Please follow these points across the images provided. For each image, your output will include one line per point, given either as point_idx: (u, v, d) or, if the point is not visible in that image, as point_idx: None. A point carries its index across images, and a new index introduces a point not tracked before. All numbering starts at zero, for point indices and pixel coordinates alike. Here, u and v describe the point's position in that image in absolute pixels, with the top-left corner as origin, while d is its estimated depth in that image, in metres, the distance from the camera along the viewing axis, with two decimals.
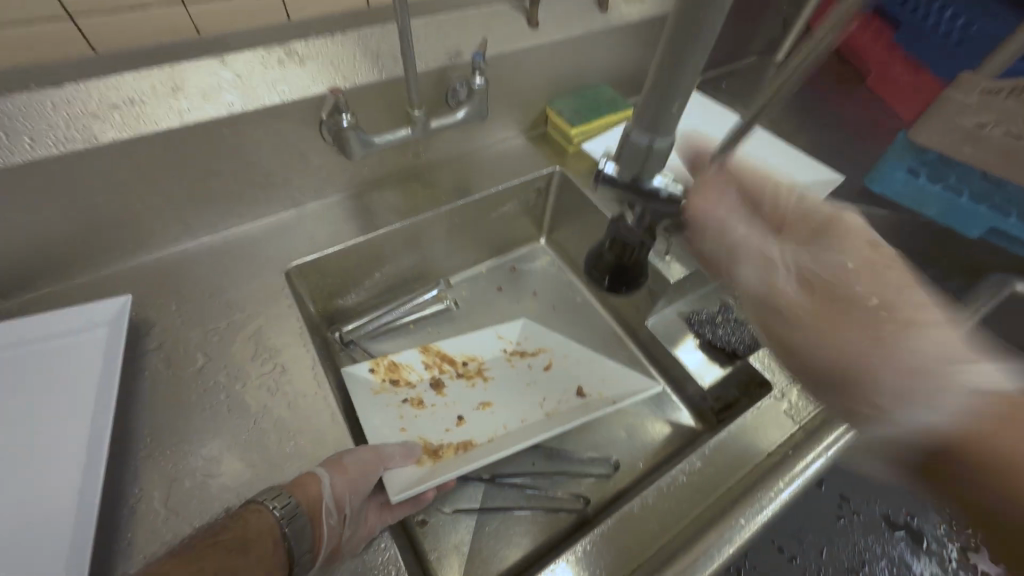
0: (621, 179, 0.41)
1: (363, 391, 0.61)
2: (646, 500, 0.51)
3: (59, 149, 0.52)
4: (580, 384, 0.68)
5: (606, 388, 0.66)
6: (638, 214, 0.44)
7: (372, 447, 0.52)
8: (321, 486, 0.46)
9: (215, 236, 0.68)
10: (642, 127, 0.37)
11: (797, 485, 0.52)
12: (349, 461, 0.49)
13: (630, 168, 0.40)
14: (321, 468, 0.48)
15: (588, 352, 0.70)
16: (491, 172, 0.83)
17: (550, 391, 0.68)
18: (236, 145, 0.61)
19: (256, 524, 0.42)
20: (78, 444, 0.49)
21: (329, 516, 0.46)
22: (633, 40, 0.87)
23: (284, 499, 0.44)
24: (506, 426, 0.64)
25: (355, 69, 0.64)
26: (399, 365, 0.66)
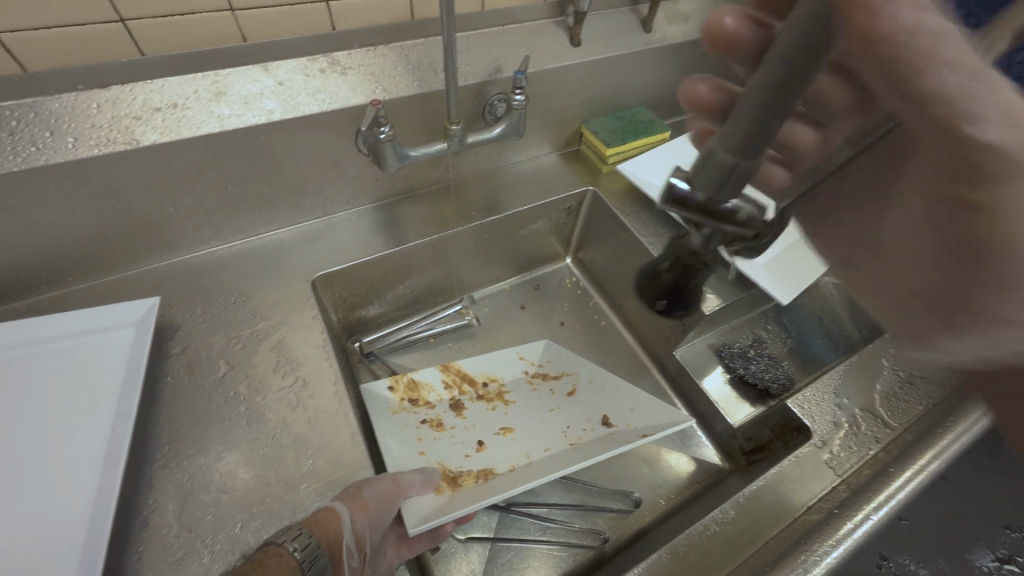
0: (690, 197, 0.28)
1: (381, 408, 0.59)
2: (675, 549, 0.49)
3: (101, 150, 0.52)
4: (605, 413, 0.64)
5: (634, 421, 0.62)
6: (703, 241, 0.32)
7: (390, 476, 0.50)
8: (340, 524, 0.45)
9: (244, 241, 0.68)
10: (732, 140, 0.26)
11: (845, 548, 0.46)
12: (369, 495, 0.47)
13: (704, 183, 0.28)
14: (341, 503, 0.46)
15: (616, 383, 0.67)
16: (522, 189, 0.81)
17: (573, 419, 0.65)
18: (272, 152, 0.61)
19: (274, 567, 0.40)
20: (96, 448, 0.48)
21: (349, 556, 0.45)
22: (674, 62, 0.85)
23: (305, 540, 0.42)
24: (527, 454, 0.61)
25: (394, 81, 0.63)
26: (419, 384, 0.64)
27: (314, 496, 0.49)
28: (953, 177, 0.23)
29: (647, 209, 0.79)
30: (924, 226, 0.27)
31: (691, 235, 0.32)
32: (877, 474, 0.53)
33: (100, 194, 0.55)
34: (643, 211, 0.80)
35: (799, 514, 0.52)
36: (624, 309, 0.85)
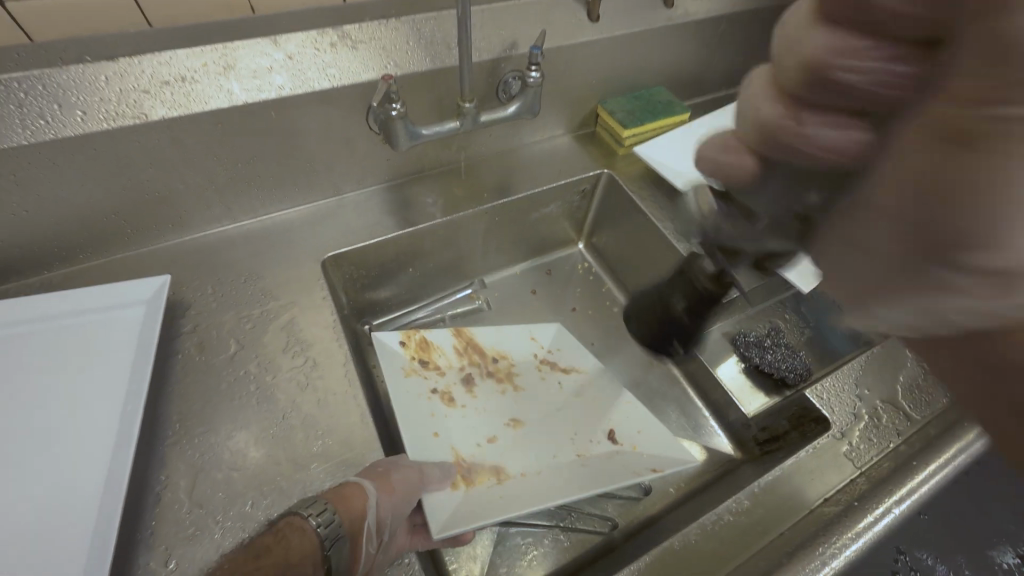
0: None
1: (394, 365, 0.59)
2: (688, 538, 0.48)
3: (110, 124, 0.51)
4: (613, 427, 0.62)
5: (641, 442, 0.59)
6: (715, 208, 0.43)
7: (417, 466, 0.50)
8: (366, 505, 0.45)
9: (253, 220, 0.67)
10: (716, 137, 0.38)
11: (863, 541, 0.46)
12: (396, 479, 0.48)
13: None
14: (369, 482, 0.46)
15: (626, 395, 0.64)
16: (535, 171, 0.79)
17: (580, 424, 0.63)
18: (282, 129, 0.60)
19: (297, 542, 0.41)
20: (109, 424, 0.48)
21: (369, 538, 0.45)
22: (695, 40, 0.82)
23: (329, 517, 0.42)
24: (535, 458, 0.59)
25: (406, 56, 0.61)
26: (430, 344, 0.64)
27: (324, 476, 0.49)
28: (954, 110, 0.23)
29: (663, 193, 0.77)
30: (901, 181, 0.25)
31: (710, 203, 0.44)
32: (898, 466, 0.52)
33: (110, 169, 0.54)
34: (660, 195, 0.78)
35: (815, 506, 0.51)
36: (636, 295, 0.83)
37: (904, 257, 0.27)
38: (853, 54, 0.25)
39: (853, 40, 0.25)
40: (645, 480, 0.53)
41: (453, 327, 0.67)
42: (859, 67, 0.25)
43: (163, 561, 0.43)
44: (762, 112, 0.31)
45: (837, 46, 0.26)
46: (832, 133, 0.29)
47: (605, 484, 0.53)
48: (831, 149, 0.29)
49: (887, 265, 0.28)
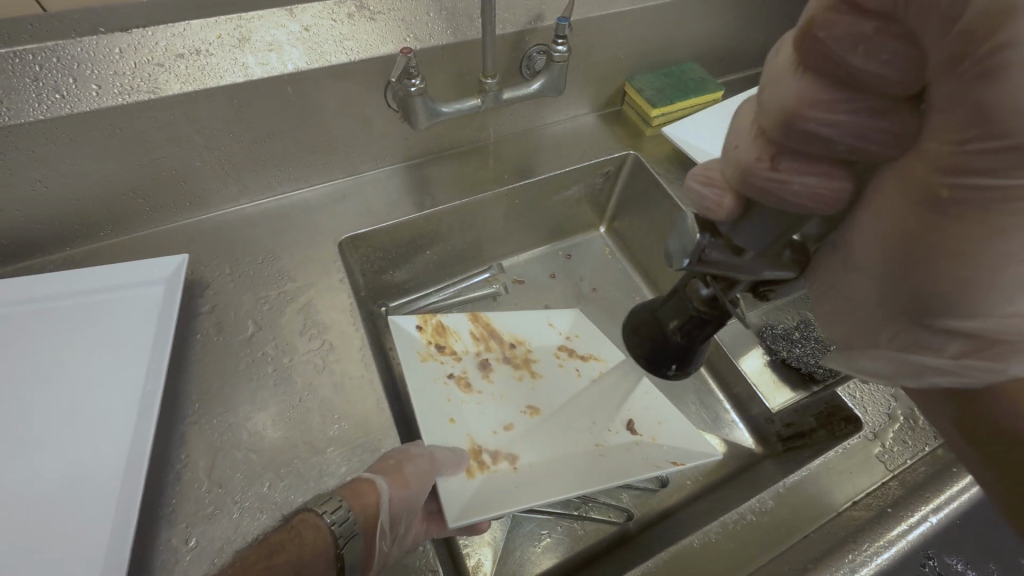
0: (720, 249, 0.30)
1: (411, 349, 0.58)
2: (709, 537, 0.47)
3: (125, 98, 0.50)
4: (631, 418, 0.60)
5: (660, 435, 0.58)
6: (715, 287, 0.35)
7: (429, 453, 0.49)
8: (380, 503, 0.45)
9: (270, 199, 0.66)
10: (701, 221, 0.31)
11: (895, 551, 0.46)
12: (410, 472, 0.47)
13: (741, 239, 0.31)
14: (382, 479, 0.46)
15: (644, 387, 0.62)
16: (557, 152, 0.76)
17: (595, 414, 0.61)
18: (298, 105, 0.58)
19: (311, 539, 0.41)
20: (130, 401, 0.48)
21: (383, 536, 0.45)
22: (732, 10, 0.76)
23: (343, 515, 0.42)
24: (551, 445, 0.58)
25: (427, 29, 0.59)
26: (447, 328, 0.63)
27: (340, 460, 0.49)
28: (938, 167, 0.25)
29: None
30: (886, 241, 0.28)
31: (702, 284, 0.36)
32: (936, 471, 0.51)
33: (127, 146, 0.54)
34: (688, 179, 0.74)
35: (843, 509, 0.49)
36: (659, 283, 0.80)
37: (888, 313, 0.31)
38: (824, 106, 0.24)
39: (830, 90, 0.24)
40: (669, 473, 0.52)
41: (470, 314, 0.66)
42: (835, 116, 0.24)
43: (183, 539, 0.43)
44: (740, 151, 0.28)
45: (815, 91, 0.24)
46: (808, 181, 0.27)
47: (629, 476, 0.52)
48: (803, 196, 0.27)
49: (876, 319, 0.32)
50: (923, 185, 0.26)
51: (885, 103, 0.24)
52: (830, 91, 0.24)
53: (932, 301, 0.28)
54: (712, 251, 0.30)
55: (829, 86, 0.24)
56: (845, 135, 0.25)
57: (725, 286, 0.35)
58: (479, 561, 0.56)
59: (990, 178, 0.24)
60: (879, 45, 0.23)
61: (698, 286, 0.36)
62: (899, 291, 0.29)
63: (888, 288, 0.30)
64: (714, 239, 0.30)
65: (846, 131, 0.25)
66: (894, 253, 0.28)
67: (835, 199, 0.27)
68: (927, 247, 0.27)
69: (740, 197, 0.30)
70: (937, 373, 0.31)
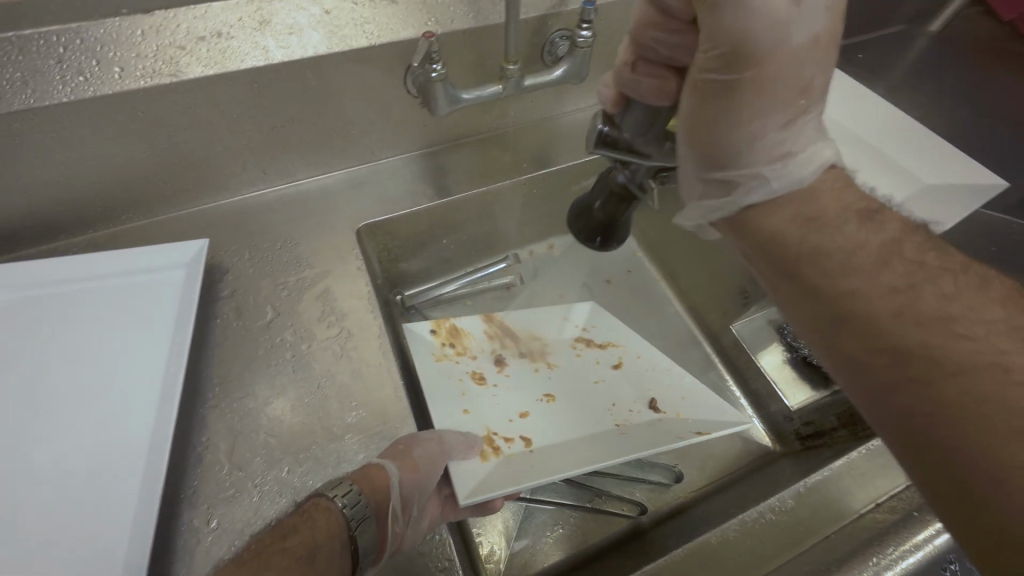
0: (617, 138, 0.44)
1: (424, 351, 0.57)
2: (728, 535, 0.46)
3: (146, 82, 0.50)
4: (653, 397, 0.60)
5: (685, 411, 0.58)
6: (629, 174, 0.47)
7: (437, 435, 0.49)
8: (391, 486, 0.45)
9: (288, 184, 0.66)
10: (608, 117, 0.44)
11: (919, 555, 0.44)
12: (419, 456, 0.47)
13: (627, 129, 0.43)
14: (392, 464, 0.46)
15: (665, 363, 0.62)
16: (576, 141, 0.75)
17: (615, 397, 0.60)
18: (318, 89, 0.57)
19: (322, 523, 0.41)
20: (151, 383, 0.49)
21: (395, 519, 0.45)
22: None
23: (355, 498, 0.43)
24: (572, 427, 0.57)
25: (448, 11, 0.57)
26: (461, 331, 0.62)
27: (358, 447, 0.49)
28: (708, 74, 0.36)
29: None
30: (705, 114, 0.37)
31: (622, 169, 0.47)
32: None
33: (148, 129, 0.53)
34: None
35: (864, 511, 0.48)
36: (677, 275, 0.79)
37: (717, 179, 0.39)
38: (656, 27, 0.39)
39: (661, 16, 0.38)
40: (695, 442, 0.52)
41: (482, 315, 0.65)
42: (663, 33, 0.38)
43: (205, 520, 0.44)
44: (620, 59, 0.42)
45: (653, 17, 0.39)
46: (653, 83, 0.40)
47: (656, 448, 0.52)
48: (653, 92, 0.40)
49: (700, 179, 0.41)
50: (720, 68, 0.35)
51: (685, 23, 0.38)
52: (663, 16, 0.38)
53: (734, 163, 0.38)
54: (612, 138, 0.44)
55: (658, 13, 0.38)
56: (669, 47, 0.39)
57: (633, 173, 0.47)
58: (492, 549, 0.57)
59: (727, 76, 0.35)
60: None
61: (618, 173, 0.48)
62: (712, 153, 0.38)
63: (710, 155, 0.39)
64: (612, 129, 0.44)
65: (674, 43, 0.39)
66: (703, 121, 0.37)
67: (674, 91, 0.40)
68: (714, 107, 0.36)
69: (621, 96, 0.43)
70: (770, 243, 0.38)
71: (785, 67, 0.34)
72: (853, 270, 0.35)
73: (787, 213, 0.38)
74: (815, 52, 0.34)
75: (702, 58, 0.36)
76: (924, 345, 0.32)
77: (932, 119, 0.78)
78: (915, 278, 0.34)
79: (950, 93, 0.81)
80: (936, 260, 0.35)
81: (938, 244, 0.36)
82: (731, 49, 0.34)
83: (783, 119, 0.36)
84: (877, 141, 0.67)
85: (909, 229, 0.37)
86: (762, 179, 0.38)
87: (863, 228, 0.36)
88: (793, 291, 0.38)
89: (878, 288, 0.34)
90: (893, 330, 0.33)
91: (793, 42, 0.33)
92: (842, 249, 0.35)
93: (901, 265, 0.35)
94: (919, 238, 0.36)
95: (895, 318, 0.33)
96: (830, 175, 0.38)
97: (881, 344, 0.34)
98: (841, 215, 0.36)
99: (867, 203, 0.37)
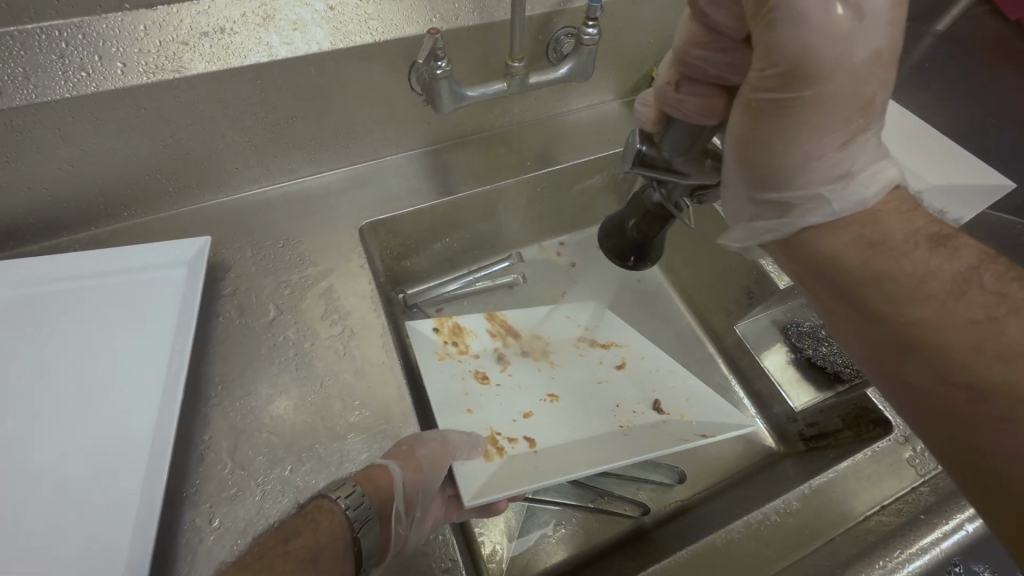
0: (656, 156, 0.43)
1: (427, 349, 0.57)
2: (732, 536, 0.46)
3: (148, 77, 0.49)
4: (657, 398, 0.60)
5: (689, 412, 0.57)
6: (665, 194, 0.46)
7: (441, 434, 0.49)
8: (394, 486, 0.45)
9: (290, 182, 0.66)
10: (644, 135, 0.43)
11: (928, 559, 0.44)
12: (422, 456, 0.47)
13: (667, 147, 0.43)
14: (394, 464, 0.46)
15: (669, 364, 0.62)
16: (581, 140, 0.74)
17: (619, 398, 0.60)
18: (322, 86, 0.57)
19: (325, 524, 0.41)
20: (155, 382, 0.49)
21: (398, 520, 0.45)
22: None
23: (357, 498, 0.43)
24: (574, 428, 0.57)
25: (454, 9, 0.57)
26: (463, 329, 0.62)
27: (361, 447, 0.49)
28: (756, 90, 0.35)
29: None
30: (756, 131, 0.37)
31: (658, 189, 0.46)
32: None
33: (150, 125, 0.53)
34: None
35: (869, 514, 0.48)
36: (681, 275, 0.79)
37: (766, 197, 0.39)
38: (700, 47, 0.38)
39: (706, 34, 0.37)
40: (698, 443, 0.52)
41: (485, 313, 0.65)
42: (708, 52, 0.38)
43: (207, 519, 0.44)
44: (660, 78, 0.41)
45: (697, 36, 0.37)
46: (698, 102, 0.39)
47: (661, 449, 0.52)
48: (698, 112, 0.40)
49: (750, 199, 0.40)
50: (776, 82, 0.34)
51: (732, 43, 0.37)
52: (707, 35, 0.37)
53: (788, 183, 0.37)
54: (650, 158, 0.43)
55: (704, 31, 0.37)
56: (715, 65, 0.38)
57: (669, 192, 0.46)
58: (494, 549, 0.57)
59: (780, 94, 0.34)
60: (725, 5, 0.36)
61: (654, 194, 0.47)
62: (762, 171, 0.38)
63: (761, 174, 0.38)
64: (651, 149, 0.43)
65: (721, 61, 0.38)
66: (753, 138, 0.37)
67: (720, 110, 0.40)
68: (768, 123, 0.36)
69: (662, 114, 0.43)
70: (833, 268, 0.38)
71: (846, 85, 0.33)
72: (922, 298, 0.35)
73: (848, 235, 0.37)
74: (876, 68, 0.33)
75: (756, 76, 0.35)
76: (1008, 382, 0.31)
77: (938, 119, 0.77)
78: (997, 309, 0.33)
79: (957, 93, 0.81)
80: (1021, 290, 0.34)
81: (1023, 275, 0.35)
82: (788, 68, 0.33)
83: (842, 138, 0.36)
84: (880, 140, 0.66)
85: (985, 257, 0.36)
86: (821, 202, 0.37)
87: (931, 251, 0.36)
88: (854, 316, 0.38)
89: (955, 319, 0.34)
90: (971, 362, 0.33)
91: (853, 58, 0.33)
92: (910, 276, 0.35)
93: (980, 295, 0.34)
94: (1000, 267, 0.35)
95: (974, 351, 0.33)
96: (893, 198, 0.38)
97: (952, 373, 0.33)
98: (907, 240, 0.36)
99: (936, 229, 0.37)
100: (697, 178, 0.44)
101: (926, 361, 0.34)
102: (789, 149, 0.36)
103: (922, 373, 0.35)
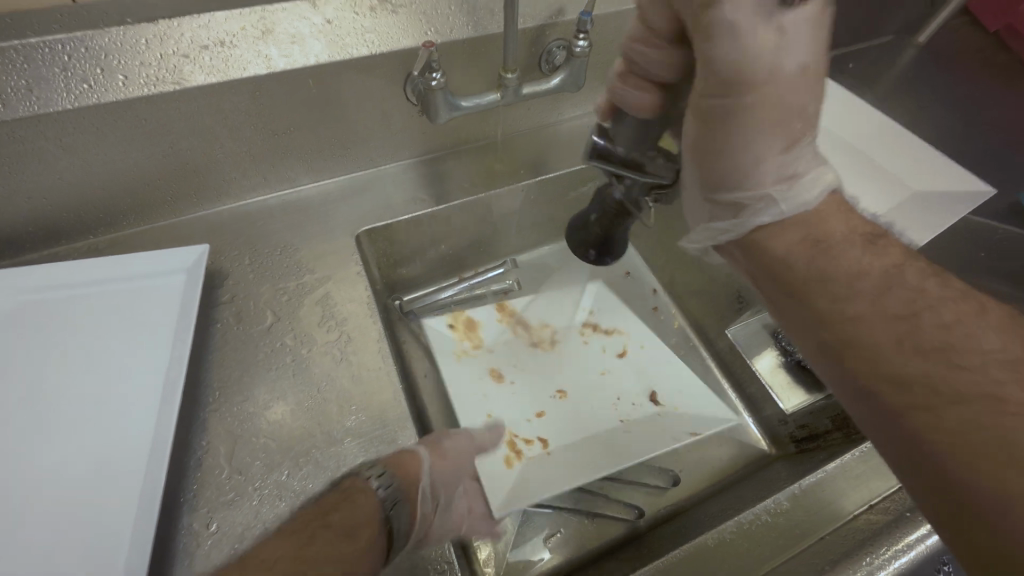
0: (611, 150, 0.45)
1: (446, 348, 0.63)
2: (723, 535, 0.47)
3: (149, 89, 0.50)
4: (653, 389, 0.65)
5: (681, 405, 0.63)
6: (625, 188, 0.47)
7: (436, 432, 0.50)
8: (421, 472, 0.46)
9: (289, 191, 0.67)
10: (601, 129, 0.45)
11: (911, 555, 0.45)
12: (446, 447, 0.50)
13: (621, 141, 0.44)
14: (424, 450, 0.48)
15: (666, 357, 0.67)
16: (574, 148, 0.76)
17: (615, 393, 0.64)
18: (320, 99, 0.58)
19: (362, 503, 0.41)
20: (153, 387, 0.49)
21: (425, 502, 0.46)
22: None
23: (388, 479, 0.44)
24: (580, 426, 0.61)
25: (448, 21, 0.58)
26: (476, 325, 0.68)
27: (357, 451, 0.49)
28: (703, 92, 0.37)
29: None
30: (706, 134, 0.39)
31: (619, 184, 0.47)
32: None
33: (151, 136, 0.54)
34: None
35: (857, 513, 0.49)
36: (673, 280, 0.80)
37: (718, 199, 0.41)
38: (644, 42, 0.39)
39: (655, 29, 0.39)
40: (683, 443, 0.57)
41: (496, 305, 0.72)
42: (646, 48, 0.39)
43: (205, 524, 0.44)
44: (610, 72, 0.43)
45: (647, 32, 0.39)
46: (638, 94, 0.41)
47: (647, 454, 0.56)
48: (636, 104, 0.41)
49: (706, 200, 0.43)
50: (722, 88, 0.36)
51: (669, 40, 0.39)
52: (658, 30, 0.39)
53: (740, 183, 0.40)
54: (606, 151, 0.45)
55: (647, 29, 0.39)
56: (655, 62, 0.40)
57: (628, 188, 0.47)
58: (490, 554, 0.57)
59: (725, 98, 0.36)
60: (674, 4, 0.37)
61: (615, 189, 0.48)
62: (714, 174, 0.40)
63: (712, 175, 0.41)
64: (606, 142, 0.45)
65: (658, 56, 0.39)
66: (704, 140, 0.39)
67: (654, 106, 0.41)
68: (716, 126, 0.38)
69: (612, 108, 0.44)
70: (780, 266, 0.39)
71: (782, 92, 0.36)
72: (856, 296, 0.36)
73: (794, 235, 0.39)
74: (808, 77, 0.36)
75: (703, 82, 0.37)
76: (928, 375, 0.33)
77: (921, 127, 0.79)
78: (921, 304, 0.35)
79: (940, 102, 0.83)
80: (940, 285, 0.36)
81: (942, 271, 0.38)
82: (729, 75, 0.35)
83: (784, 142, 0.38)
84: (863, 148, 0.68)
85: (912, 254, 0.38)
86: (771, 202, 0.39)
87: (865, 251, 0.38)
88: (798, 314, 0.40)
89: (883, 315, 0.35)
90: (898, 359, 0.34)
91: (788, 67, 0.35)
92: (846, 274, 0.37)
93: (906, 290, 0.36)
94: (924, 262, 0.38)
95: (898, 345, 0.35)
96: (833, 199, 0.40)
97: (880, 369, 0.35)
98: (846, 240, 0.38)
99: (870, 228, 0.39)
100: (653, 175, 0.45)
101: (857, 359, 0.36)
102: (737, 151, 0.38)
103: (859, 369, 0.36)
